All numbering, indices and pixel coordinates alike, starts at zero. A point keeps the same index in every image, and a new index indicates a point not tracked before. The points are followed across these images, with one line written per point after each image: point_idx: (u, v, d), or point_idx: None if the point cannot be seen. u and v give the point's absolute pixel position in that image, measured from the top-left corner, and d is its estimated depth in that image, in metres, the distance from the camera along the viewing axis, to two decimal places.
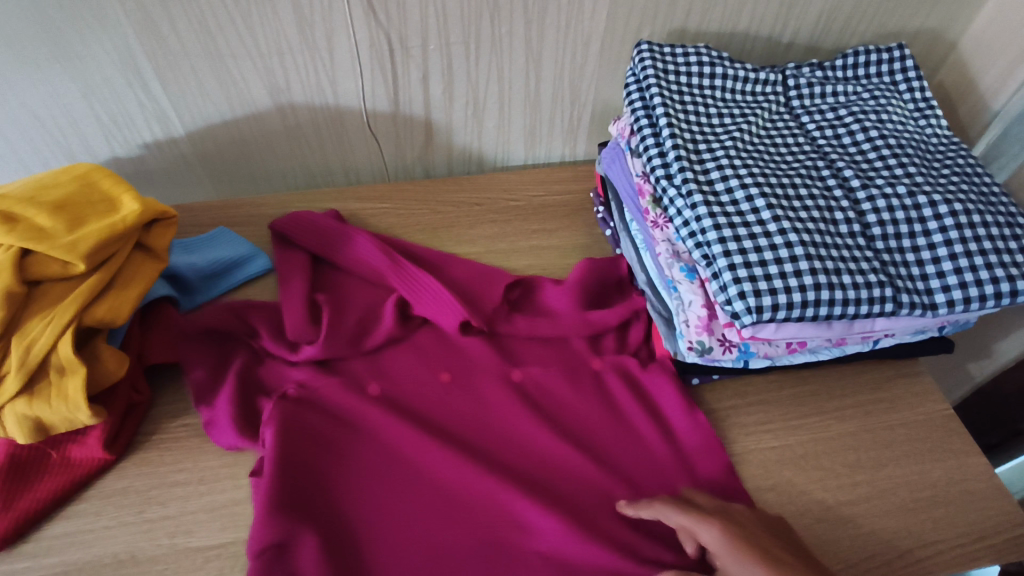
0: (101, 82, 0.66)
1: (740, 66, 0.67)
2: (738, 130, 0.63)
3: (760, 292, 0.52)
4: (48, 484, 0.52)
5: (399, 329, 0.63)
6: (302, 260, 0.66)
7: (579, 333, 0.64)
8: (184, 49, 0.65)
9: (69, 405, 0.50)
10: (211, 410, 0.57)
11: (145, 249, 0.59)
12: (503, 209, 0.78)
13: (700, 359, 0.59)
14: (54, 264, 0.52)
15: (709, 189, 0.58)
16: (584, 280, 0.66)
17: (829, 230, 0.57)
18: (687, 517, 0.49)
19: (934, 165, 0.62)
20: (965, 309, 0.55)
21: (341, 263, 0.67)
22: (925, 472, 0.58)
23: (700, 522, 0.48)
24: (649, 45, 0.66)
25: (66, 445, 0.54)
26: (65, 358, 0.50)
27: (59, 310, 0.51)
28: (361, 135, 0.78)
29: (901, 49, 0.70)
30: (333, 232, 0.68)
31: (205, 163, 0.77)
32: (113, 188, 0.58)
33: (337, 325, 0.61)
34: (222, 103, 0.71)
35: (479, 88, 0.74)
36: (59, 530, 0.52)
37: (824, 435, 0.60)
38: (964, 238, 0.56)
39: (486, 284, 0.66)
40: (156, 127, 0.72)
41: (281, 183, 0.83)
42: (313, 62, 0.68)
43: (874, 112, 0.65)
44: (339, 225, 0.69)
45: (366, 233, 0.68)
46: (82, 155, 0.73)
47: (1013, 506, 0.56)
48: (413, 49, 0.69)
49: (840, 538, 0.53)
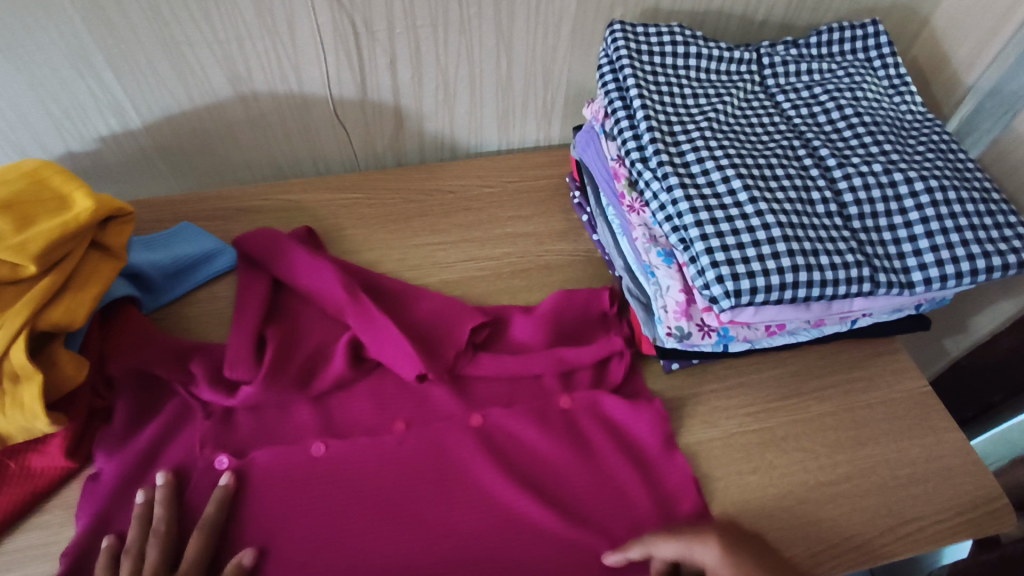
0: (49, 73, 0.63)
1: (715, 44, 0.66)
2: (713, 110, 0.62)
3: (738, 276, 0.51)
4: (8, 496, 0.50)
5: (350, 372, 0.59)
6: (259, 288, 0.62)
7: (547, 369, 0.61)
8: (136, 36, 0.62)
9: (26, 414, 0.47)
10: (104, 461, 0.53)
11: (102, 249, 0.56)
12: (477, 196, 0.76)
13: (680, 345, 0.59)
14: (3, 267, 0.50)
15: (685, 171, 0.57)
16: (555, 312, 0.64)
17: (807, 210, 0.56)
18: (681, 543, 0.48)
19: (910, 142, 0.61)
20: (942, 286, 0.55)
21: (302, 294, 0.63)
22: (904, 449, 0.58)
23: (695, 543, 0.48)
24: (622, 24, 0.65)
25: (25, 454, 0.52)
26: (18, 365, 0.48)
27: (10, 315, 0.49)
28: (329, 124, 0.75)
29: (876, 25, 0.69)
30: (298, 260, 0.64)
31: (166, 156, 0.74)
32: (64, 185, 0.55)
33: (283, 371, 0.57)
34: (180, 92, 0.68)
35: (449, 72, 0.72)
36: (22, 543, 0.50)
37: (804, 417, 0.60)
38: (940, 215, 0.56)
39: (454, 318, 0.62)
40: (111, 118, 0.69)
41: (248, 174, 0.80)
42: (274, 48, 0.65)
43: (849, 89, 0.65)
44: (306, 255, 0.64)
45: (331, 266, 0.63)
46: (34, 150, 0.70)
47: (990, 480, 0.56)
48: (378, 32, 0.66)
49: (821, 518, 0.53)
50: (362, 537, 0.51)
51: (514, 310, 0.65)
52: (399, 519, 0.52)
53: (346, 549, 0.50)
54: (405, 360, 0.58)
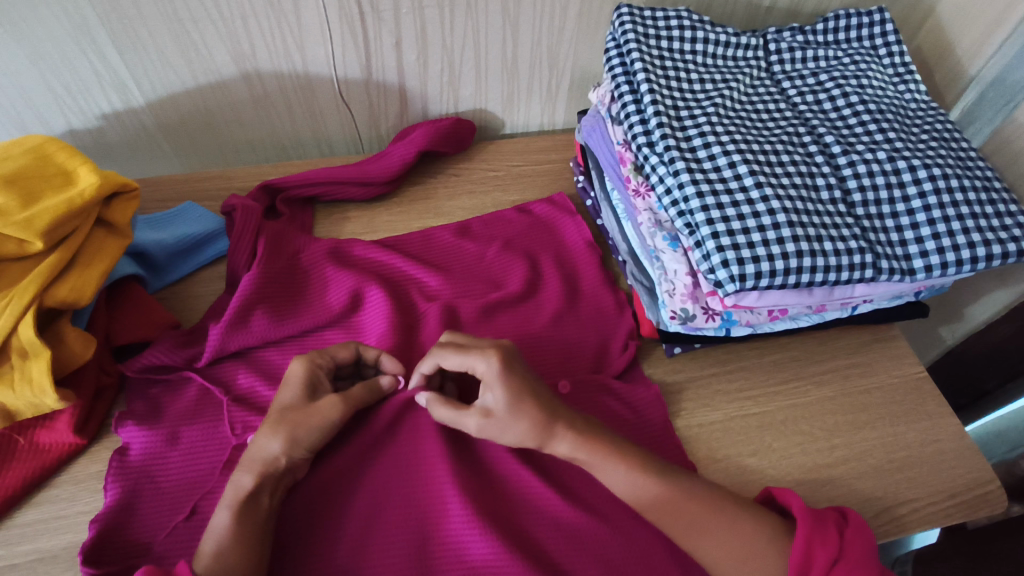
0: (52, 49, 0.62)
1: (722, 30, 0.66)
2: (720, 95, 0.62)
3: (744, 261, 0.52)
4: (17, 471, 0.51)
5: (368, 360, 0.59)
6: (275, 283, 0.61)
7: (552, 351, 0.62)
8: (140, 13, 0.61)
9: (34, 390, 0.47)
10: (127, 433, 0.54)
11: (107, 225, 0.56)
12: (481, 179, 0.77)
13: (683, 328, 0.60)
14: (9, 243, 0.49)
15: (691, 156, 0.57)
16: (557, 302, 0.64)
17: (811, 196, 0.56)
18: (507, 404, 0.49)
19: (913, 130, 0.62)
20: (942, 273, 0.55)
21: (315, 287, 0.63)
22: (900, 433, 0.59)
23: (475, 356, 0.50)
24: (630, 8, 0.65)
25: (33, 430, 0.52)
26: (26, 340, 0.48)
27: (18, 291, 0.49)
28: (334, 105, 0.75)
29: (882, 12, 0.69)
30: (313, 263, 0.64)
31: (168, 134, 0.74)
32: (68, 161, 0.55)
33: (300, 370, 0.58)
34: (185, 71, 0.67)
35: (454, 54, 0.72)
36: (32, 517, 0.50)
37: (804, 401, 0.60)
38: (942, 203, 0.56)
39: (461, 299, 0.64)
40: (114, 96, 0.68)
41: (252, 155, 0.80)
42: (279, 27, 0.65)
43: (854, 76, 0.65)
44: (321, 258, 0.65)
45: (342, 271, 0.64)
46: (37, 128, 0.70)
47: (983, 464, 0.57)
48: (385, 12, 0.66)
49: (819, 497, 0.54)
50: (371, 496, 0.51)
51: (513, 285, 0.65)
52: (410, 477, 0.52)
53: (352, 511, 0.50)
54: (413, 342, 0.60)
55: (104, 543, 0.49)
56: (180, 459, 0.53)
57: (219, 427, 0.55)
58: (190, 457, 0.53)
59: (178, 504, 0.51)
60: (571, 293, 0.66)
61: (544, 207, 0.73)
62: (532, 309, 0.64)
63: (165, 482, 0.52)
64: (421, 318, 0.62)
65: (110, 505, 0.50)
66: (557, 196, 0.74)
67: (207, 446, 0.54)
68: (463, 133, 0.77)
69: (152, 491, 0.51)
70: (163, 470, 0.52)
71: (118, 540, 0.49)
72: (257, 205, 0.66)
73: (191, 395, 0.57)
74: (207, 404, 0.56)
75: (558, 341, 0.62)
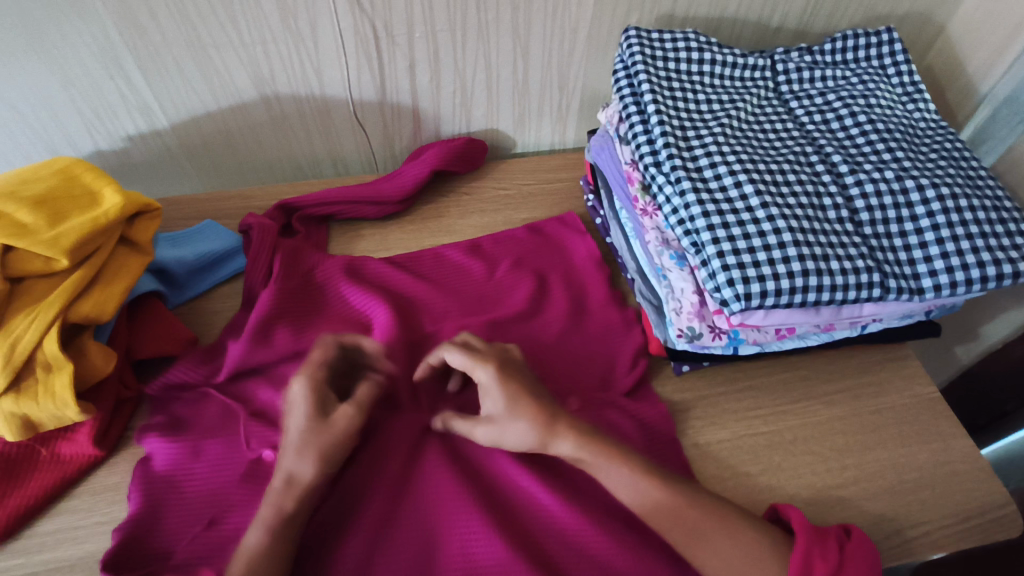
0: (81, 74, 0.65)
1: (729, 51, 0.67)
2: (727, 116, 0.63)
3: (749, 280, 0.52)
4: (39, 482, 0.53)
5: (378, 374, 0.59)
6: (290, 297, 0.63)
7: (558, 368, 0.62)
8: (164, 39, 0.63)
9: (57, 402, 0.49)
10: (151, 444, 0.55)
11: (129, 244, 0.58)
12: (493, 198, 0.79)
13: (690, 346, 0.60)
14: (36, 260, 0.51)
15: (697, 176, 0.57)
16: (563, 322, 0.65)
17: (818, 215, 0.57)
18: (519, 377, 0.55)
19: (922, 150, 0.62)
20: (952, 293, 0.55)
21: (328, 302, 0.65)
22: (912, 454, 0.58)
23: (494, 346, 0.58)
24: (637, 31, 0.66)
25: (54, 442, 0.54)
26: (51, 354, 0.50)
27: (44, 306, 0.50)
28: (349, 126, 0.77)
29: (890, 33, 0.69)
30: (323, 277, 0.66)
31: (190, 155, 0.77)
32: (94, 182, 0.57)
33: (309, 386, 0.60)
34: (206, 94, 0.70)
35: (466, 76, 0.73)
36: (52, 526, 0.52)
37: (814, 420, 0.60)
38: (951, 222, 0.56)
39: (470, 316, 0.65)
40: (139, 118, 0.71)
41: (269, 174, 0.82)
42: (297, 52, 0.67)
43: (862, 96, 0.65)
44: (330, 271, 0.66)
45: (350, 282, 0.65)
46: (65, 149, 0.73)
47: (999, 487, 0.56)
48: (398, 37, 0.68)
49: (829, 517, 0.54)
50: (378, 509, 0.51)
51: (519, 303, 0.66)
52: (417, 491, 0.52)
53: (359, 522, 0.50)
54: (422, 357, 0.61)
55: (131, 551, 0.50)
56: (203, 469, 0.54)
57: (239, 439, 0.56)
58: (212, 467, 0.54)
59: (201, 514, 0.52)
60: (578, 313, 0.67)
61: (554, 228, 0.74)
62: (539, 326, 0.65)
63: (187, 491, 0.53)
64: (431, 334, 0.63)
65: (134, 513, 0.52)
66: (567, 216, 0.75)
67: (229, 457, 0.55)
68: (475, 153, 0.79)
69: (177, 501, 0.53)
70: (187, 480, 0.54)
71: (142, 548, 0.50)
72: (273, 223, 0.68)
73: (213, 409, 0.58)
74: (230, 419, 0.57)
75: (565, 358, 0.63)
